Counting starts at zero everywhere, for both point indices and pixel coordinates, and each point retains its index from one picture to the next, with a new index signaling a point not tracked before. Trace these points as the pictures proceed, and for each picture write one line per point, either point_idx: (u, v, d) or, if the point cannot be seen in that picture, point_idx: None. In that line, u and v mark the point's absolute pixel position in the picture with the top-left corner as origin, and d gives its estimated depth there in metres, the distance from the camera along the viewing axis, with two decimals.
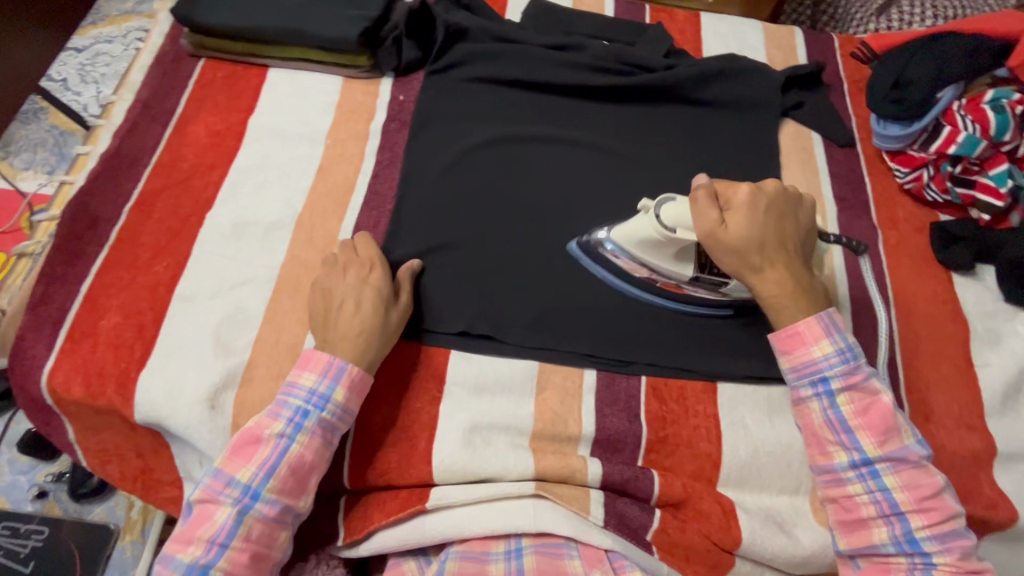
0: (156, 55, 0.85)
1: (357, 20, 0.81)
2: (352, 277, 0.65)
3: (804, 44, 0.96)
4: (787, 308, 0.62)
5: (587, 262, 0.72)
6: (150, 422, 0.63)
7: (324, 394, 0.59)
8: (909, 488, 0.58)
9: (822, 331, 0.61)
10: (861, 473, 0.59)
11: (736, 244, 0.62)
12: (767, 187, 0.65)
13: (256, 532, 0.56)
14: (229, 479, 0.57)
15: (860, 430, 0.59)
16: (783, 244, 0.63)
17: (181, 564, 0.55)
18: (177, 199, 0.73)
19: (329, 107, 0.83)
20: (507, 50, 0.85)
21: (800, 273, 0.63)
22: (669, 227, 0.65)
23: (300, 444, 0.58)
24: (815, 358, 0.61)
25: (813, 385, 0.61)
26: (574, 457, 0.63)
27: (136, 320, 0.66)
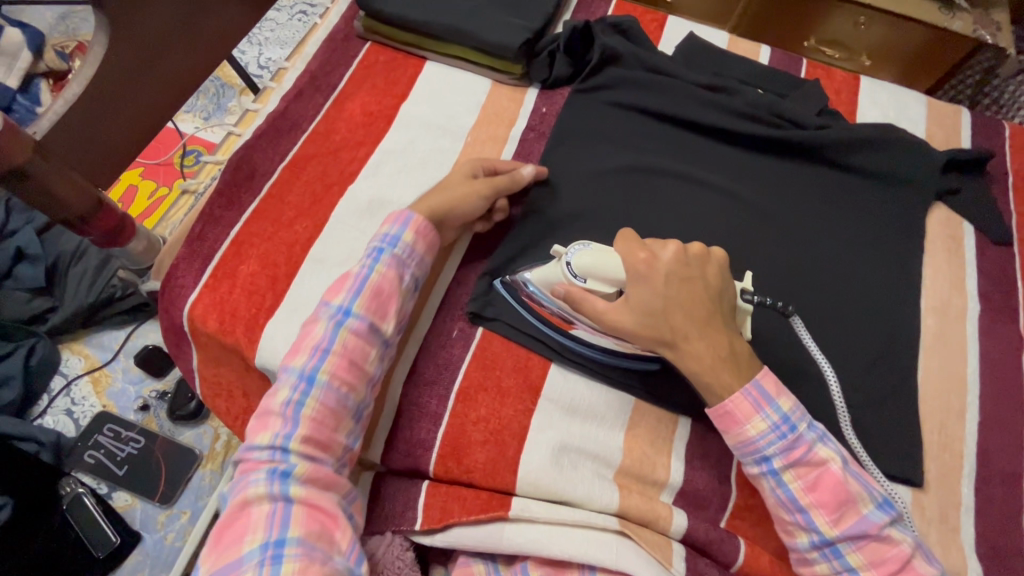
0: (330, 33, 0.91)
1: (522, 30, 0.84)
2: (470, 168, 0.73)
3: (971, 126, 0.90)
4: (708, 382, 0.58)
5: (550, 332, 0.68)
6: (266, 368, 0.67)
7: (396, 235, 0.64)
8: (875, 565, 0.55)
9: (752, 408, 0.57)
10: (824, 553, 0.56)
11: (640, 319, 0.59)
12: (667, 252, 0.60)
13: (350, 345, 0.59)
14: (324, 304, 0.61)
15: (813, 510, 0.56)
16: (693, 311, 0.59)
17: (293, 372, 0.57)
18: (325, 168, 0.78)
19: (476, 107, 0.86)
20: (658, 81, 0.85)
21: (720, 340, 0.59)
22: (578, 275, 0.62)
23: (379, 273, 0.62)
24: (752, 438, 0.57)
25: (758, 464, 0.58)
26: (660, 503, 0.62)
27: (272, 271, 0.70)
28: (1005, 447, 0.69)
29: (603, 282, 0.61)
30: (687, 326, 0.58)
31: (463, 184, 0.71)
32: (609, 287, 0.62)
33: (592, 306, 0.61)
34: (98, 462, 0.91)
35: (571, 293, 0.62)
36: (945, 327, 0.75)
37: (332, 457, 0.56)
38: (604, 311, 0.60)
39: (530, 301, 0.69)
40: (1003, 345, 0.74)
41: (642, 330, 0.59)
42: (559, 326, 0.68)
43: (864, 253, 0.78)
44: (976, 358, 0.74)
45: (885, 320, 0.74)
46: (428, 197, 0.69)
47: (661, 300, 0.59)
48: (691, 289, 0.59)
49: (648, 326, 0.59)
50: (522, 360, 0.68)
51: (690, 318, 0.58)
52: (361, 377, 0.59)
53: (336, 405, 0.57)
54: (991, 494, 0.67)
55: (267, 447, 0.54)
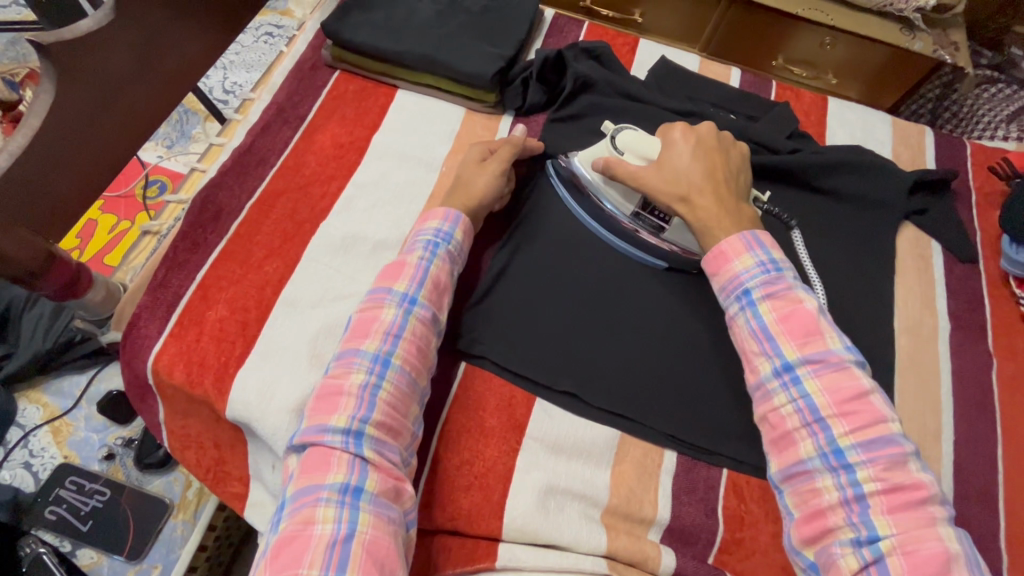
0: (297, 62, 0.89)
1: (494, 59, 0.84)
2: (476, 154, 0.76)
3: (934, 145, 0.93)
4: (712, 231, 0.65)
5: (595, 224, 0.77)
6: (238, 420, 0.64)
7: (447, 232, 0.68)
8: (831, 394, 0.54)
9: (744, 247, 0.62)
10: (783, 381, 0.56)
11: (668, 176, 0.68)
12: (704, 127, 0.72)
13: (419, 331, 0.61)
14: (388, 290, 0.63)
15: (781, 335, 0.58)
16: (714, 172, 0.68)
17: (366, 355, 0.59)
18: (296, 204, 0.76)
19: (450, 136, 0.85)
20: (632, 108, 0.85)
21: (728, 199, 0.67)
22: (618, 149, 0.73)
23: (437, 265, 0.66)
24: (737, 273, 0.62)
25: (738, 300, 0.61)
26: (647, 543, 0.61)
27: (241, 316, 0.68)
28: (979, 465, 0.70)
29: (637, 157, 0.72)
30: (704, 186, 0.67)
31: (479, 170, 0.74)
32: (641, 160, 0.72)
33: (627, 170, 0.70)
34: (59, 518, 0.86)
35: (607, 162, 0.71)
36: (918, 347, 0.77)
37: (401, 445, 0.57)
38: (637, 173, 0.70)
39: (572, 177, 0.79)
40: (973, 362, 0.76)
41: (664, 187, 0.68)
42: (591, 204, 0.78)
43: (838, 275, 0.79)
44: (949, 377, 0.75)
45: (862, 342, 0.75)
46: (452, 197, 0.73)
47: (688, 164, 0.68)
48: (715, 156, 0.69)
49: (673, 183, 0.68)
50: (505, 399, 0.67)
51: (709, 175, 0.68)
52: (425, 364, 0.61)
53: (408, 387, 0.59)
54: (970, 514, 0.67)
55: (341, 430, 0.54)
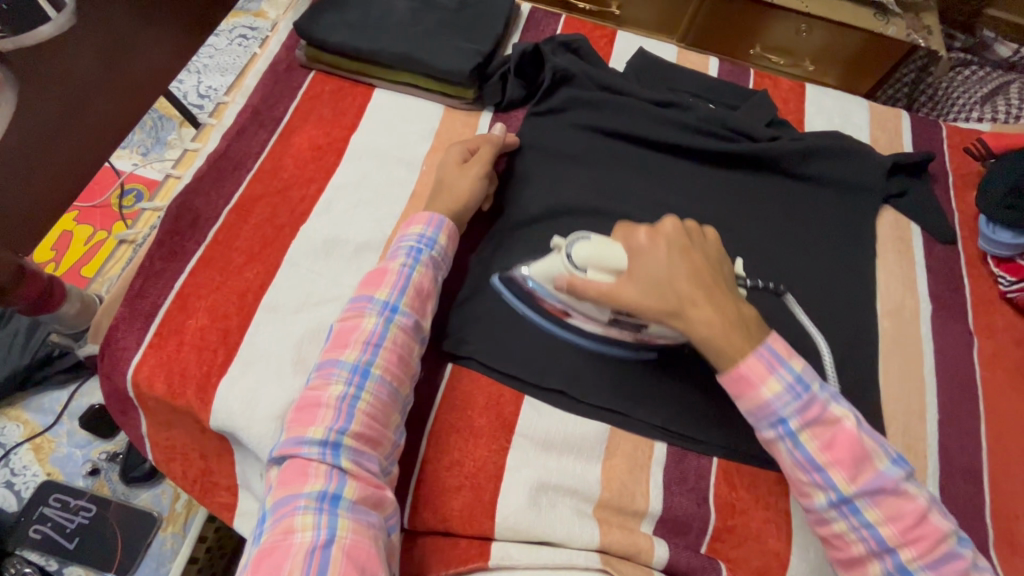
0: (271, 63, 0.87)
1: (471, 55, 0.83)
2: (457, 156, 0.75)
3: (910, 129, 0.94)
4: (719, 345, 0.56)
5: (559, 328, 0.69)
6: (223, 430, 0.63)
7: (431, 237, 0.68)
8: (894, 520, 0.51)
9: (766, 369, 0.55)
10: (842, 511, 0.53)
11: (649, 291, 0.58)
12: (668, 225, 0.61)
13: (400, 340, 0.61)
14: (368, 299, 0.62)
15: (831, 468, 0.53)
16: (699, 280, 0.58)
17: (345, 365, 0.58)
18: (275, 208, 0.75)
19: (429, 135, 0.84)
20: (611, 100, 0.85)
21: (728, 304, 0.58)
22: (578, 266, 0.63)
23: (420, 272, 0.65)
24: (767, 400, 0.55)
25: (773, 428, 0.55)
26: (640, 535, 0.61)
27: (223, 324, 0.67)
28: (963, 444, 0.71)
29: (603, 271, 0.61)
30: (692, 293, 0.57)
31: (461, 173, 0.74)
32: (609, 274, 0.61)
33: (596, 289, 0.60)
34: (44, 537, 0.85)
35: (573, 284, 0.61)
36: (901, 329, 0.77)
37: (381, 454, 0.56)
38: (613, 291, 0.59)
39: (527, 294, 0.69)
40: (955, 342, 0.77)
41: (650, 300, 0.58)
42: (553, 315, 0.69)
43: (821, 260, 0.79)
44: (932, 357, 0.76)
45: (845, 326, 0.76)
46: (435, 202, 0.72)
47: (669, 273, 0.58)
48: (694, 258, 0.60)
49: (655, 297, 0.58)
50: (493, 398, 0.67)
51: (697, 283, 0.58)
52: (406, 372, 0.61)
53: (388, 398, 0.58)
54: (957, 492, 0.68)
55: (319, 441, 0.53)
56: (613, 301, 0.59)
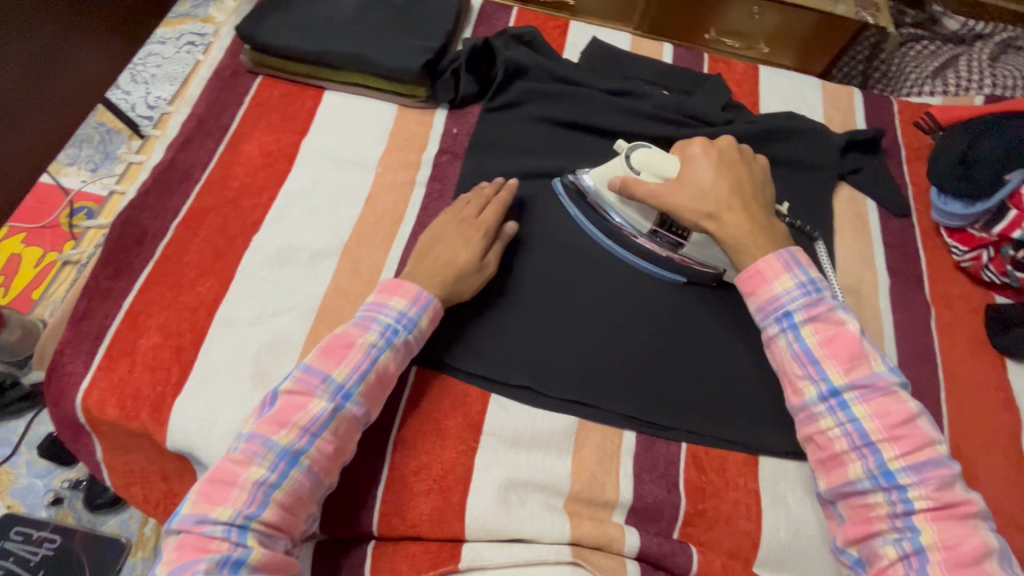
0: (215, 69, 0.85)
1: (420, 52, 0.81)
2: (473, 244, 0.68)
3: (863, 106, 0.95)
4: (746, 247, 0.64)
5: (609, 243, 0.76)
6: (181, 450, 0.61)
7: (412, 317, 0.63)
8: (880, 417, 0.55)
9: (782, 267, 0.61)
10: (831, 407, 0.57)
11: (691, 191, 0.67)
12: (723, 140, 0.71)
13: (342, 429, 0.58)
14: (324, 375, 0.58)
15: (826, 360, 0.57)
16: (736, 190, 0.67)
17: (275, 448, 0.54)
18: (226, 219, 0.73)
19: (383, 135, 0.82)
20: (566, 92, 0.84)
21: (758, 216, 0.65)
22: (634, 167, 0.70)
23: (387, 355, 0.61)
24: (777, 294, 0.61)
25: (779, 322, 0.60)
26: (611, 525, 0.62)
27: (176, 341, 0.65)
28: (925, 412, 0.72)
29: (654, 175, 0.69)
30: (729, 199, 0.66)
31: (471, 271, 0.67)
32: (657, 177, 0.69)
33: (645, 188, 0.68)
34: (7, 571, 0.82)
35: (625, 182, 0.69)
36: (861, 303, 0.79)
37: (287, 539, 0.54)
38: (657, 193, 0.67)
39: (582, 200, 0.76)
40: (912, 313, 0.79)
41: (688, 203, 0.66)
42: (602, 223, 0.76)
43: None
44: (892, 329, 0.77)
45: None
46: (432, 282, 0.65)
47: (711, 178, 0.67)
48: (737, 174, 0.68)
49: (694, 197, 0.66)
50: (459, 398, 0.66)
51: (734, 192, 0.66)
52: (339, 462, 0.58)
53: (309, 489, 0.56)
54: None
55: (223, 523, 0.51)
56: (658, 200, 0.67)
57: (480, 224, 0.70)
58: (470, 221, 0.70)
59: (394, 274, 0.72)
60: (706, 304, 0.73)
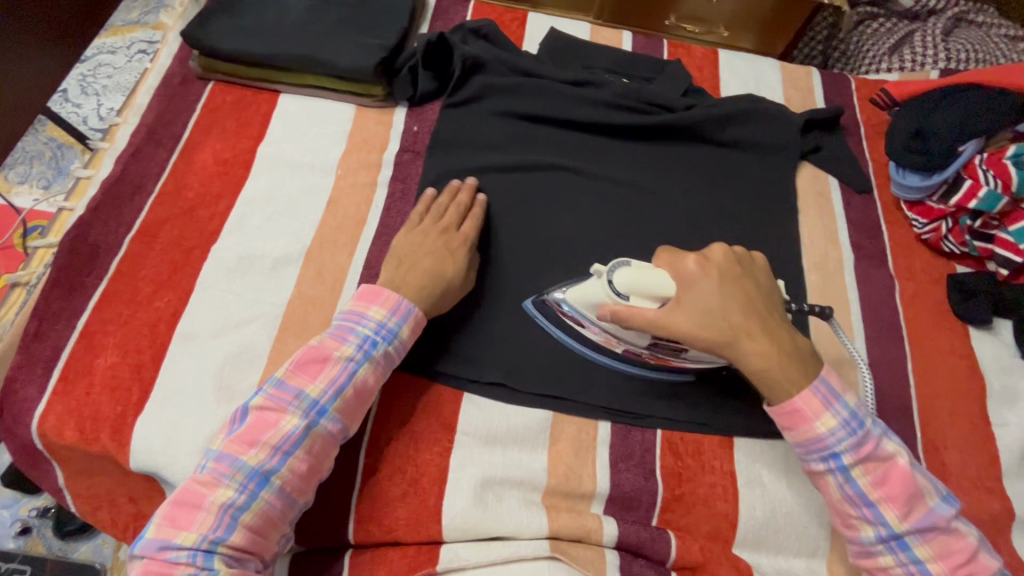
0: (163, 77, 0.82)
1: (375, 50, 0.80)
2: (461, 258, 0.68)
3: (821, 86, 0.96)
4: (776, 380, 0.59)
5: (599, 355, 0.68)
6: (146, 471, 0.60)
7: (391, 329, 0.62)
8: (943, 557, 0.55)
9: (821, 403, 0.58)
10: (890, 546, 0.56)
11: (700, 319, 0.59)
12: (717, 253, 0.63)
13: (317, 446, 0.57)
14: (298, 392, 0.57)
15: (883, 504, 0.56)
16: (743, 309, 0.61)
17: (243, 468, 0.54)
18: (182, 230, 0.71)
19: (342, 137, 0.81)
20: (526, 84, 0.83)
21: (780, 337, 0.60)
22: (620, 293, 0.61)
23: (365, 371, 0.60)
24: (820, 435, 0.58)
25: (825, 461, 0.58)
26: (589, 516, 0.62)
27: (135, 359, 0.63)
28: (893, 385, 0.73)
29: (646, 297, 0.61)
30: (745, 325, 0.60)
31: (459, 282, 0.67)
32: (651, 301, 0.61)
33: (642, 318, 0.60)
34: None
35: (616, 314, 0.60)
36: (827, 281, 0.79)
37: (259, 560, 0.54)
38: (662, 323, 0.60)
39: (565, 319, 0.68)
40: (877, 287, 0.80)
41: (703, 331, 0.59)
42: (589, 340, 0.68)
43: (748, 222, 0.80)
44: (858, 304, 0.78)
45: None
46: (422, 292, 0.64)
47: (718, 304, 0.60)
48: (742, 287, 0.62)
49: (706, 327, 0.59)
50: (432, 399, 0.66)
51: (746, 314, 0.61)
52: (313, 481, 0.57)
53: (281, 510, 0.55)
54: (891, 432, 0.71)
55: (188, 548, 0.51)
56: (667, 330, 0.60)
57: (466, 238, 0.69)
58: (438, 235, 0.69)
59: (359, 279, 0.70)
60: None
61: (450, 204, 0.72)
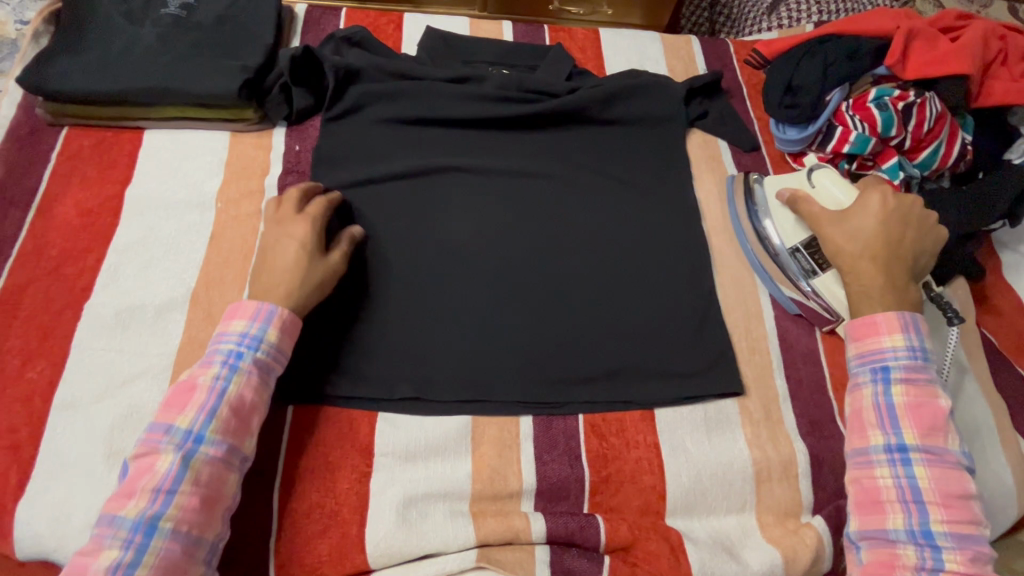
0: (8, 128, 0.76)
1: (236, 72, 0.76)
2: (308, 237, 0.65)
3: (701, 53, 0.98)
4: (867, 298, 0.64)
5: (754, 249, 0.77)
6: (36, 557, 0.55)
7: (256, 335, 0.59)
8: (938, 484, 0.57)
9: (899, 325, 0.62)
10: (892, 458, 0.58)
11: (848, 223, 0.68)
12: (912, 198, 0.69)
13: (204, 476, 0.53)
14: (167, 427, 0.54)
15: (906, 419, 0.59)
16: (888, 238, 0.66)
17: (125, 523, 0.50)
18: (48, 291, 0.66)
19: (218, 167, 0.77)
20: (405, 88, 0.81)
21: (898, 278, 0.65)
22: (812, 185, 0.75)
23: (238, 384, 0.57)
24: (882, 346, 0.62)
25: (872, 372, 0.62)
26: (517, 516, 0.61)
27: (9, 439, 0.58)
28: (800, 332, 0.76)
29: (829, 198, 0.73)
30: (876, 248, 0.66)
31: (314, 263, 0.64)
32: (828, 203, 0.72)
33: (807, 204, 0.72)
34: None
35: (792, 196, 0.74)
36: None
37: None
38: (817, 212, 0.71)
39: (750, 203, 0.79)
40: None
41: (836, 232, 0.68)
42: (754, 233, 0.77)
43: (645, 193, 0.80)
44: None
45: (680, 248, 0.77)
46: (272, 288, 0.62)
47: (875, 225, 0.67)
48: (908, 228, 0.68)
49: (850, 233, 0.68)
50: (346, 425, 0.64)
51: (890, 244, 0.66)
52: (215, 512, 0.53)
53: (183, 552, 0.51)
54: (807, 377, 0.71)
55: None
56: (816, 224, 0.71)
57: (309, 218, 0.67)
58: (280, 231, 0.66)
59: None
60: (580, 274, 0.73)
61: (303, 208, 0.68)
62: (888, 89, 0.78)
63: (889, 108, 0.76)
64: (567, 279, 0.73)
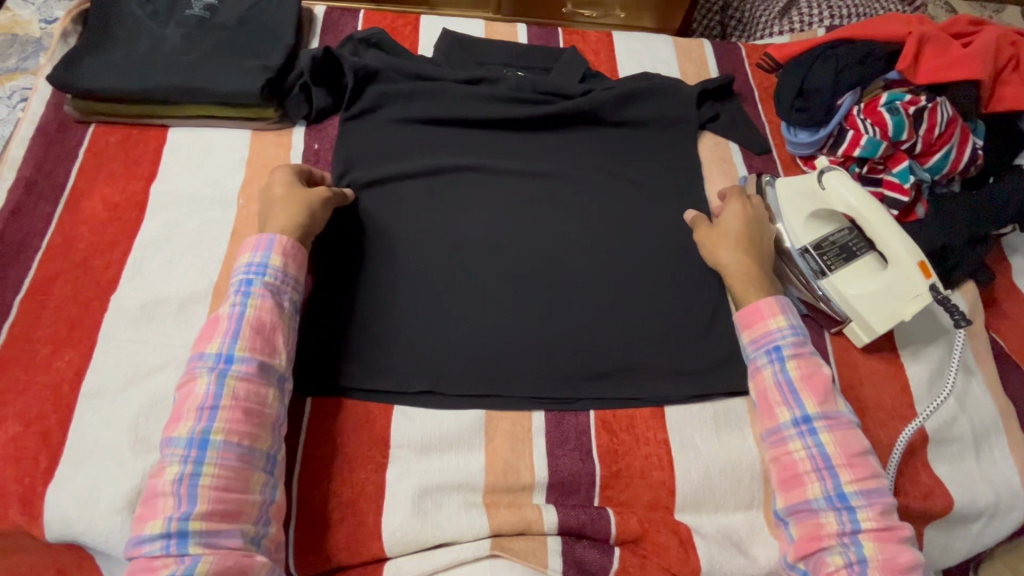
0: (37, 125, 0.78)
1: (258, 72, 0.78)
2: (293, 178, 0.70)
3: (713, 56, 0.99)
4: (748, 293, 0.69)
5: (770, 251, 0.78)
6: (65, 539, 0.57)
7: (261, 262, 0.62)
8: (843, 447, 0.59)
9: (778, 307, 0.66)
10: (800, 431, 0.60)
11: (725, 231, 0.73)
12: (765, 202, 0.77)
13: (242, 392, 0.56)
14: (201, 353, 0.57)
15: (803, 390, 0.61)
16: (763, 265, 0.71)
17: (179, 441, 0.53)
18: (76, 283, 0.68)
19: (239, 164, 0.79)
20: (422, 89, 0.83)
21: (766, 271, 0.71)
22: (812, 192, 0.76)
23: (254, 307, 0.59)
24: (771, 329, 0.65)
25: (768, 353, 0.64)
26: (529, 507, 0.63)
27: (39, 425, 0.60)
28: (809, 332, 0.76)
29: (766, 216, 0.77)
30: (749, 248, 0.72)
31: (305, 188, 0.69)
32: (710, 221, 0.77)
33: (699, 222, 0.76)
34: None
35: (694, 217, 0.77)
36: None
37: (245, 522, 0.52)
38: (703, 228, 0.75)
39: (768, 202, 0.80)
40: None
41: (716, 241, 0.73)
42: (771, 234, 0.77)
43: (656, 194, 0.82)
44: None
45: (691, 249, 0.77)
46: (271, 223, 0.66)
47: (740, 228, 0.73)
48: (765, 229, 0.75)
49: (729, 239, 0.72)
50: (362, 417, 0.65)
51: (756, 244, 0.72)
52: (261, 425, 0.56)
53: (239, 460, 0.53)
54: None
55: (160, 536, 0.50)
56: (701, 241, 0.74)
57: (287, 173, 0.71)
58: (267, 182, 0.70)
59: None
60: (592, 273, 0.74)
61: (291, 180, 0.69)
62: (900, 93, 0.79)
63: (900, 112, 0.77)
64: (580, 277, 0.74)
